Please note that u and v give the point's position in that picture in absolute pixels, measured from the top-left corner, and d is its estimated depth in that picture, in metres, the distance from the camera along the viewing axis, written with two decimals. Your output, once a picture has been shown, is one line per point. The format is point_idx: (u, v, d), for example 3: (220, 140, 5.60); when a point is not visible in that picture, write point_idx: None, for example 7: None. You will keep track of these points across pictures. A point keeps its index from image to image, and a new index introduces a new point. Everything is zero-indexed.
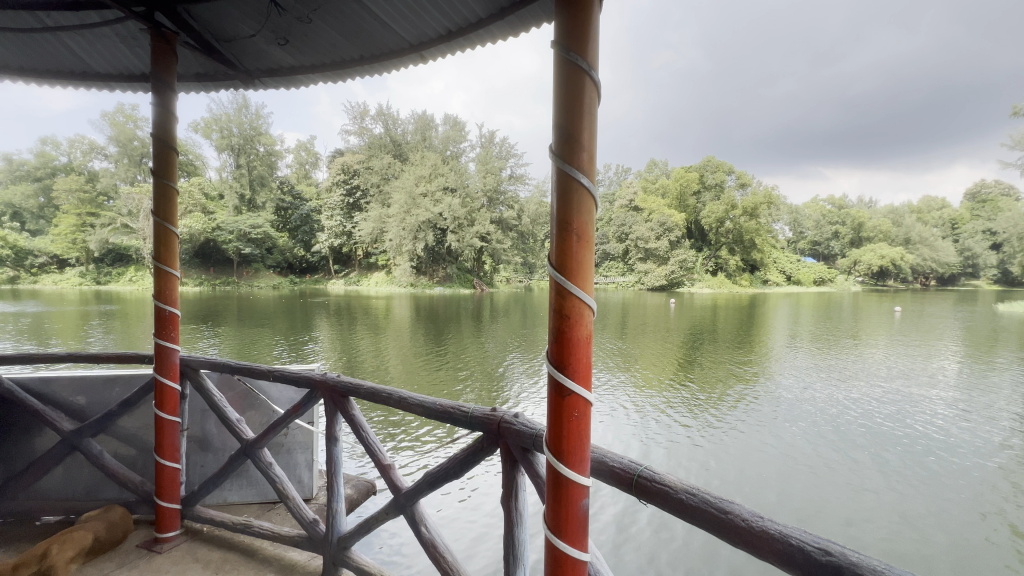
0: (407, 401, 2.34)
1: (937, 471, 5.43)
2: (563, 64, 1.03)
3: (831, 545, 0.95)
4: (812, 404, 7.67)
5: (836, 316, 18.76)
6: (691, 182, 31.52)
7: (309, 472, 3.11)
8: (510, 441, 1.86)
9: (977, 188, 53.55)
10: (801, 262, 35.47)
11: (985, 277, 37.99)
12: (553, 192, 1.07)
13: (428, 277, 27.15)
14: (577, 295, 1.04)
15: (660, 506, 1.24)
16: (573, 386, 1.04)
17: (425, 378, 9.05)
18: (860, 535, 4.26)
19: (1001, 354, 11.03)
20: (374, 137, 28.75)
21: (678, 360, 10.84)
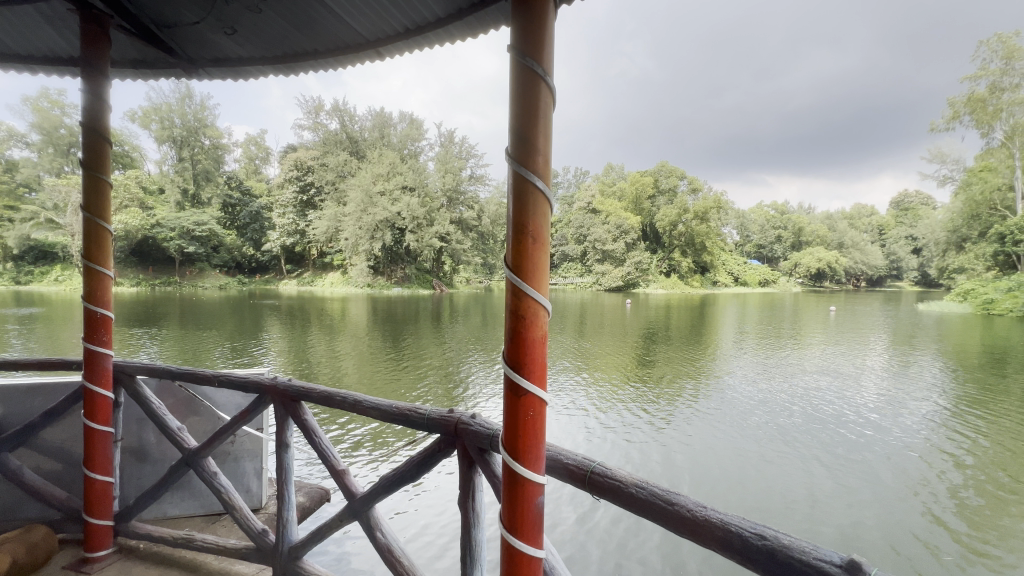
0: (362, 404, 2.30)
1: (866, 456, 5.87)
2: (519, 68, 1.04)
3: (764, 530, 1.01)
4: (757, 399, 8.09)
5: (778, 315, 19.93)
6: (646, 186, 32.60)
7: (258, 481, 2.98)
8: (467, 443, 1.85)
9: (901, 198, 58.48)
10: (746, 265, 37.51)
11: (907, 279, 41.48)
12: (507, 194, 1.08)
13: (386, 277, 26.69)
14: (532, 295, 1.05)
15: (611, 501, 1.28)
16: (528, 385, 1.06)
17: (382, 380, 8.92)
18: (797, 518, 4.49)
19: (921, 349, 12.09)
20: (329, 133, 27.85)
21: (634, 358, 11.19)
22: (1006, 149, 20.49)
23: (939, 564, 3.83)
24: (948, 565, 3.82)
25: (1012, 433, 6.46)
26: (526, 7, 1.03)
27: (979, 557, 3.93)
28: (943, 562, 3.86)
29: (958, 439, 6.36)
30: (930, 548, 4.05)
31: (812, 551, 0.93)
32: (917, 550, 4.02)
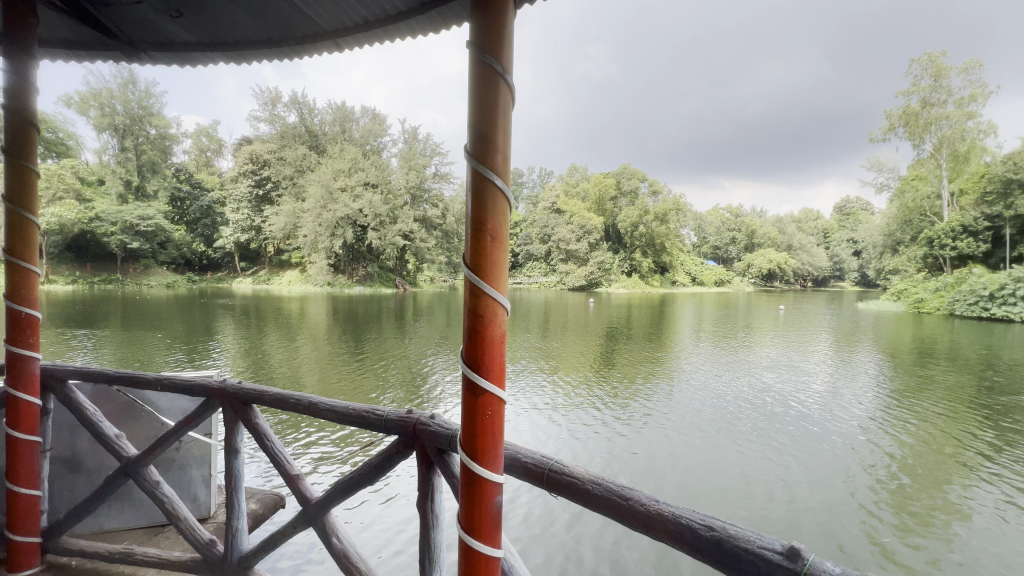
0: (318, 406, 2.24)
1: (810, 446, 6.21)
2: (478, 65, 1.03)
3: (713, 521, 1.04)
4: (712, 395, 8.40)
5: (732, 314, 20.80)
6: (608, 188, 33.28)
7: (206, 489, 2.83)
8: (425, 443, 1.83)
9: (843, 203, 62.35)
10: (703, 265, 38.97)
11: (849, 280, 44.14)
12: (467, 192, 1.07)
13: (347, 276, 26.02)
14: (491, 295, 1.05)
15: (569, 497, 1.29)
16: (486, 385, 1.05)
17: (342, 381, 8.72)
18: (748, 510, 4.66)
19: (860, 345, 12.88)
20: (287, 126, 26.82)
21: (596, 356, 11.42)
22: (934, 160, 22.15)
23: (876, 547, 4.06)
24: (884, 547, 4.07)
25: (937, 421, 7.01)
26: (484, 6, 1.02)
27: (912, 538, 4.21)
28: (881, 546, 4.09)
29: (892, 427, 6.80)
30: (869, 532, 4.29)
31: (757, 540, 0.97)
32: (858, 534, 4.25)
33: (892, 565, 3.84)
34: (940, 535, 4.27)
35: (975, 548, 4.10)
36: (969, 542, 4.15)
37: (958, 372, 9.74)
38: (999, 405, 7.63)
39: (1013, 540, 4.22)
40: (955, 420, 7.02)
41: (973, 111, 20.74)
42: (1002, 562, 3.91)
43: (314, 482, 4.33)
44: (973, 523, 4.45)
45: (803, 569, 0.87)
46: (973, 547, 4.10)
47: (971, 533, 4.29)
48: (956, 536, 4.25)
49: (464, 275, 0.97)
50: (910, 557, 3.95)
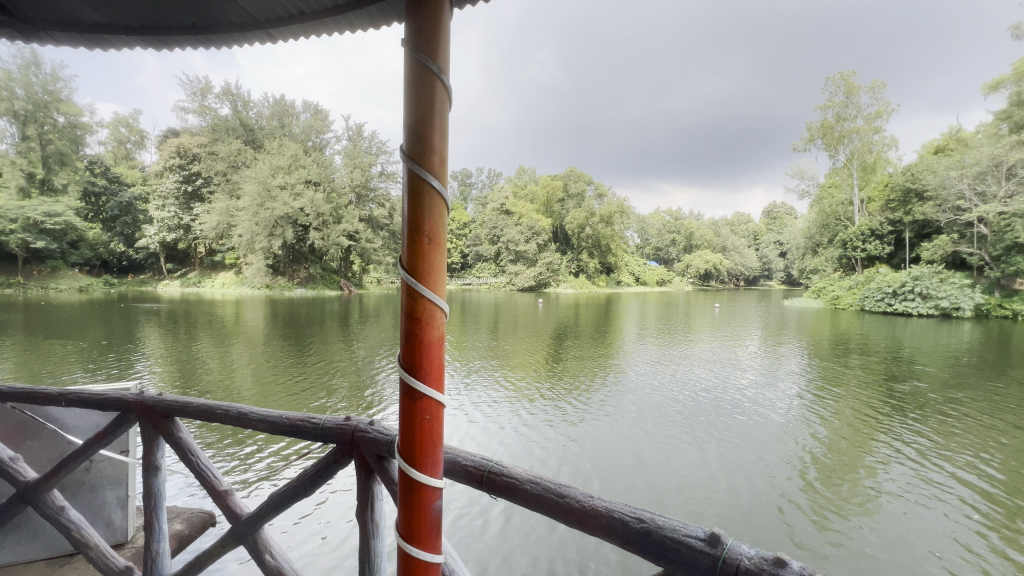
0: (248, 417, 2.11)
1: (741, 435, 6.62)
2: (415, 65, 1.01)
3: (643, 514, 1.08)
4: (655, 391, 8.77)
5: (673, 312, 21.87)
6: (556, 190, 33.88)
7: (123, 512, 2.59)
8: (364, 451, 1.77)
9: (771, 208, 67.25)
10: (646, 266, 40.66)
11: (776, 279, 47.66)
12: (403, 193, 1.04)
13: (287, 278, 24.87)
14: (429, 297, 1.02)
15: (507, 499, 1.30)
16: (424, 389, 1.03)
17: (282, 389, 8.32)
18: (685, 502, 4.82)
19: (787, 340, 13.92)
20: (218, 119, 25.15)
21: (545, 356, 11.59)
22: (847, 170, 24.34)
23: (802, 532, 4.32)
24: (808, 532, 4.32)
25: (849, 409, 7.69)
26: (419, 3, 1.00)
27: (833, 522, 4.51)
28: (806, 533, 4.33)
29: (812, 416, 7.37)
30: (796, 518, 4.55)
31: (682, 528, 1.02)
32: (786, 521, 4.50)
33: (818, 550, 4.08)
34: (856, 516, 4.62)
35: (886, 528, 4.46)
36: (880, 524, 4.48)
37: (870, 364, 10.74)
38: (904, 392, 8.45)
39: (916, 516, 4.63)
40: (865, 407, 7.73)
41: (879, 126, 22.99)
42: (910, 540, 4.27)
43: (246, 498, 4.07)
44: (884, 503, 4.85)
45: (722, 554, 0.92)
46: (885, 527, 4.46)
47: (881, 513, 4.68)
48: (870, 517, 4.61)
49: (400, 276, 0.94)
50: (833, 542, 4.22)
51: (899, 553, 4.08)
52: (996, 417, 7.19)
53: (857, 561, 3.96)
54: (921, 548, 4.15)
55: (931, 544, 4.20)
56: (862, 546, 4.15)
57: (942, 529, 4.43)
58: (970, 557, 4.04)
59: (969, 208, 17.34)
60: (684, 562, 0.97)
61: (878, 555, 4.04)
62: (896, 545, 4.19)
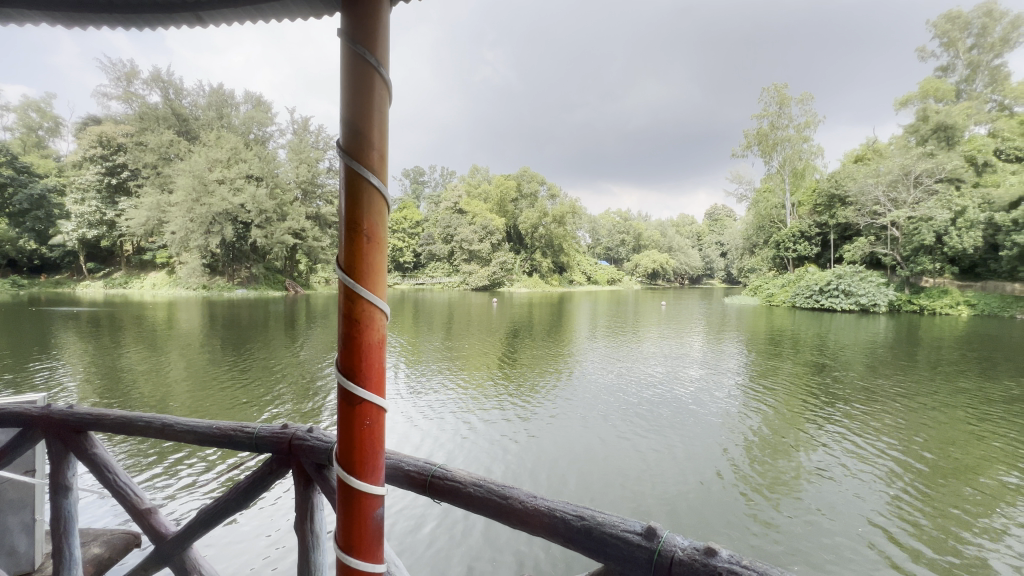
0: (175, 428, 1.96)
1: (686, 428, 6.89)
2: (351, 57, 0.96)
3: (585, 510, 1.09)
4: (606, 387, 8.99)
5: (623, 310, 22.55)
6: (509, 190, 34.05)
7: (29, 539, 2.32)
8: (303, 460, 1.69)
9: (713, 210, 70.81)
10: (597, 266, 41.71)
11: (717, 278, 50.30)
12: (340, 192, 0.99)
13: (226, 278, 23.45)
14: (368, 298, 0.98)
15: (452, 502, 1.28)
16: (364, 394, 0.98)
17: (221, 396, 7.87)
18: (635, 496, 4.90)
19: (727, 336, 14.71)
20: (147, 107, 23.32)
21: (500, 355, 11.60)
22: (780, 176, 26.05)
23: (744, 518, 4.48)
24: (749, 518, 4.50)
25: (783, 400, 8.18)
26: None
27: (774, 507, 4.72)
28: (747, 518, 4.50)
29: (751, 408, 7.79)
30: (741, 506, 4.71)
31: (621, 523, 1.04)
32: (732, 510, 4.64)
33: (759, 534, 4.25)
34: (794, 499, 4.86)
35: (820, 507, 4.72)
36: (813, 505, 4.73)
37: (801, 357, 11.54)
38: (831, 383, 9.12)
39: (845, 496, 4.93)
40: (797, 398, 8.27)
41: (808, 135, 24.76)
42: (843, 516, 4.55)
43: (173, 516, 3.78)
44: (817, 485, 5.14)
45: (658, 546, 0.95)
46: (820, 506, 4.73)
47: (814, 494, 4.96)
48: (806, 499, 4.87)
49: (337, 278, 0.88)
50: (772, 525, 4.41)
51: (831, 532, 4.31)
52: (909, 401, 7.92)
53: (796, 543, 4.14)
54: (852, 523, 4.44)
55: (857, 521, 4.48)
56: (797, 527, 4.37)
57: (867, 504, 4.77)
58: (894, 529, 4.37)
59: (883, 212, 19.02)
60: (624, 558, 0.99)
61: (812, 535, 4.25)
62: (831, 522, 4.45)
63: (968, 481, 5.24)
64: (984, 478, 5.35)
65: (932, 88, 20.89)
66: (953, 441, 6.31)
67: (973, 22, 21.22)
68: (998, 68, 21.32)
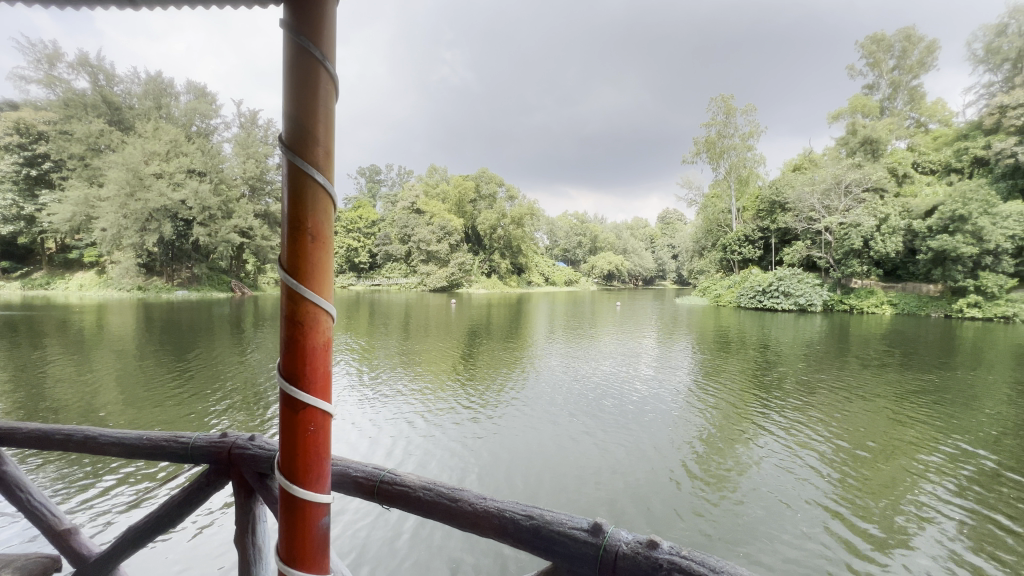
0: (99, 441, 1.82)
1: (639, 425, 7.08)
2: (295, 49, 0.91)
3: (535, 510, 1.10)
4: (563, 386, 9.13)
5: (580, 311, 22.97)
6: (468, 190, 33.84)
7: None
8: (244, 470, 1.60)
9: (665, 213, 73.52)
10: (554, 267, 42.29)
11: (669, 279, 52.29)
12: (281, 188, 0.94)
13: (165, 278, 22.00)
14: (314, 301, 0.92)
15: (401, 507, 1.26)
16: (309, 400, 0.93)
17: (159, 404, 7.42)
18: (589, 494, 4.96)
19: (678, 335, 15.30)
20: (73, 93, 21.51)
21: (458, 356, 11.52)
22: (726, 182, 27.38)
23: (693, 512, 4.64)
24: (697, 512, 4.66)
25: (729, 396, 8.59)
26: None
27: (721, 501, 4.90)
28: (696, 512, 4.67)
29: (700, 404, 8.13)
30: (690, 500, 4.85)
31: (569, 520, 1.05)
32: (681, 505, 4.77)
33: (705, 526, 4.42)
34: (739, 493, 5.07)
35: (762, 498, 4.97)
36: (757, 497, 4.97)
37: (745, 355, 12.16)
38: (772, 379, 9.66)
39: (784, 486, 5.20)
40: (742, 394, 8.70)
41: (752, 145, 26.14)
42: (783, 506, 4.79)
43: (95, 536, 3.49)
44: (759, 478, 5.39)
45: (603, 542, 0.97)
46: (763, 498, 4.95)
47: (756, 485, 5.22)
48: (750, 492, 5.09)
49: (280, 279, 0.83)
50: (719, 516, 4.59)
51: (772, 520, 4.53)
52: (839, 395, 8.50)
53: (740, 532, 4.34)
54: (791, 512, 4.67)
55: (794, 509, 4.74)
56: (741, 518, 4.57)
57: (806, 493, 5.05)
58: (830, 515, 4.64)
59: (818, 218, 20.38)
60: (572, 554, 1.00)
61: (753, 524, 4.46)
62: (774, 513, 4.66)
63: (893, 467, 5.66)
64: (909, 463, 5.80)
65: (860, 104, 22.63)
66: (880, 431, 6.83)
67: (894, 45, 23.17)
68: (915, 88, 23.38)
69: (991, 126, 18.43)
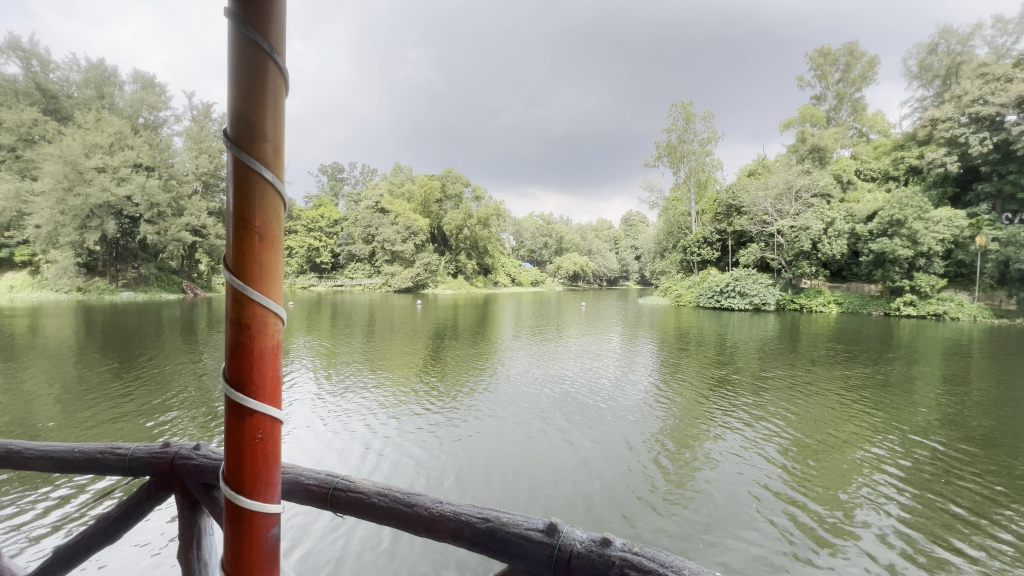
0: (25, 455, 1.68)
1: (604, 424, 7.19)
2: (241, 41, 0.86)
3: (491, 513, 1.09)
4: (530, 386, 9.18)
5: (546, 311, 23.15)
6: (433, 190, 33.47)
7: None
8: (187, 481, 1.52)
9: (628, 215, 75.10)
10: (521, 268, 42.45)
11: (632, 280, 53.47)
12: (228, 187, 0.88)
13: (108, 279, 20.70)
14: (262, 304, 0.87)
15: (355, 514, 1.23)
16: (256, 406, 0.87)
17: (103, 412, 7.00)
18: (554, 494, 4.97)
19: (641, 334, 15.65)
20: (3, 79, 19.93)
21: (425, 357, 11.40)
22: (686, 186, 28.28)
23: (655, 508, 4.74)
24: (658, 508, 4.75)
25: (690, 394, 8.86)
26: None
27: (680, 496, 5.04)
28: (658, 507, 4.77)
29: (662, 403, 8.34)
30: (651, 497, 4.94)
31: (524, 522, 1.05)
32: (644, 501, 4.85)
33: (666, 521, 4.51)
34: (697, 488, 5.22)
35: (720, 492, 5.12)
36: (715, 492, 5.12)
37: (704, 353, 12.58)
38: (730, 377, 10.05)
39: (740, 480, 5.39)
40: (702, 392, 9.01)
41: (710, 150, 27.11)
42: (738, 499, 4.97)
43: (22, 560, 3.21)
44: (716, 473, 5.57)
45: (559, 541, 0.98)
46: (720, 492, 5.12)
47: (714, 480, 5.39)
48: (708, 487, 5.25)
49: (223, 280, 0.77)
50: (679, 511, 4.70)
51: (729, 513, 4.69)
52: (791, 391, 8.95)
53: (698, 526, 4.46)
54: (747, 505, 4.86)
55: (750, 501, 4.92)
56: (699, 512, 4.70)
57: (758, 485, 5.27)
58: (783, 506, 4.84)
59: (771, 221, 21.37)
60: (528, 556, 1.00)
61: (711, 517, 4.60)
62: (730, 506, 4.83)
63: (842, 459, 5.96)
64: (856, 455, 6.11)
65: (808, 114, 23.90)
66: (829, 424, 7.21)
67: (840, 59, 24.61)
68: (858, 100, 24.90)
69: (924, 138, 19.84)
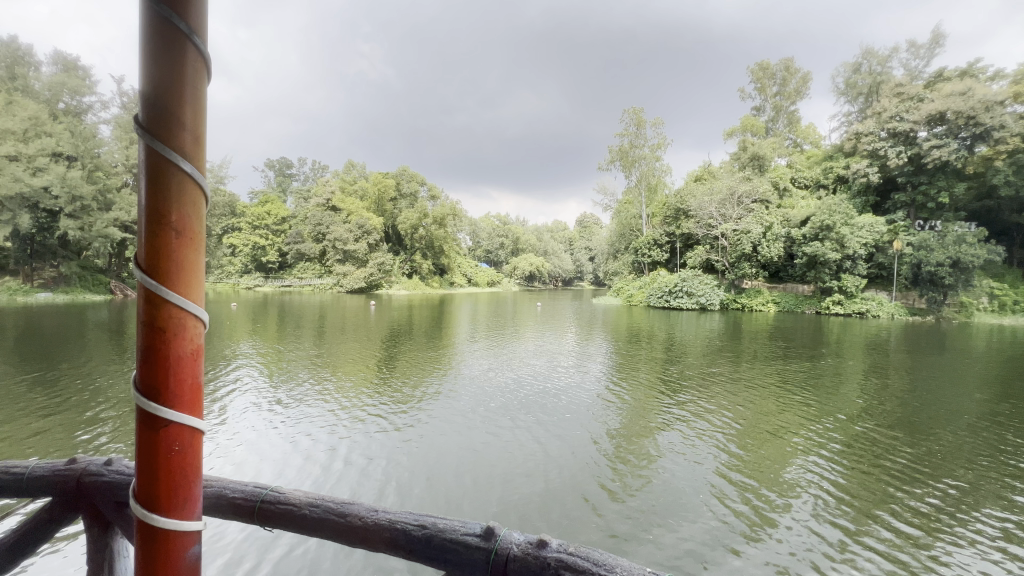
0: None
1: (558, 423, 7.26)
2: (154, 18, 0.78)
3: (427, 518, 1.07)
4: (485, 387, 9.14)
5: (503, 312, 23.16)
6: (387, 188, 32.67)
7: None
8: (96, 500, 1.39)
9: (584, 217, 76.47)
10: (477, 268, 42.25)
11: (587, 280, 54.51)
12: (139, 180, 0.79)
13: (22, 278, 18.82)
14: (180, 307, 0.79)
15: (285, 527, 1.17)
16: (173, 416, 0.79)
17: (15, 425, 6.38)
18: (508, 496, 4.96)
19: (596, 334, 15.97)
20: None
21: (379, 359, 11.12)
22: (637, 189, 29.19)
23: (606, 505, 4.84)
24: (609, 505, 4.85)
25: (643, 391, 9.11)
26: None
27: (630, 492, 5.15)
28: (609, 504, 4.87)
29: (615, 401, 8.53)
30: (603, 495, 5.03)
31: (461, 527, 1.03)
32: (595, 499, 4.94)
33: (617, 518, 4.60)
34: (648, 484, 5.35)
35: (668, 486, 5.30)
36: (663, 486, 5.29)
37: (655, 351, 12.99)
38: (680, 374, 10.44)
39: (687, 473, 5.60)
40: (653, 389, 9.30)
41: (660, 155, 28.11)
42: (685, 492, 5.15)
43: None
44: (665, 468, 5.73)
45: (495, 545, 0.96)
46: (669, 487, 5.28)
47: (662, 475, 5.57)
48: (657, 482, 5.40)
49: (132, 280, 0.69)
50: (629, 507, 4.82)
51: (676, 507, 4.85)
52: (735, 387, 9.41)
53: (647, 520, 4.58)
54: (692, 498, 5.04)
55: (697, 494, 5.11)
56: (648, 507, 4.84)
57: (703, 477, 5.49)
58: (726, 498, 5.05)
59: (716, 225, 22.45)
60: (464, 561, 0.98)
61: (660, 511, 4.75)
62: (677, 499, 5.00)
63: (779, 451, 6.31)
64: (792, 446, 6.49)
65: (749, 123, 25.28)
66: (769, 418, 7.62)
67: (777, 73, 26.20)
68: (794, 112, 26.58)
69: (851, 149, 21.43)
